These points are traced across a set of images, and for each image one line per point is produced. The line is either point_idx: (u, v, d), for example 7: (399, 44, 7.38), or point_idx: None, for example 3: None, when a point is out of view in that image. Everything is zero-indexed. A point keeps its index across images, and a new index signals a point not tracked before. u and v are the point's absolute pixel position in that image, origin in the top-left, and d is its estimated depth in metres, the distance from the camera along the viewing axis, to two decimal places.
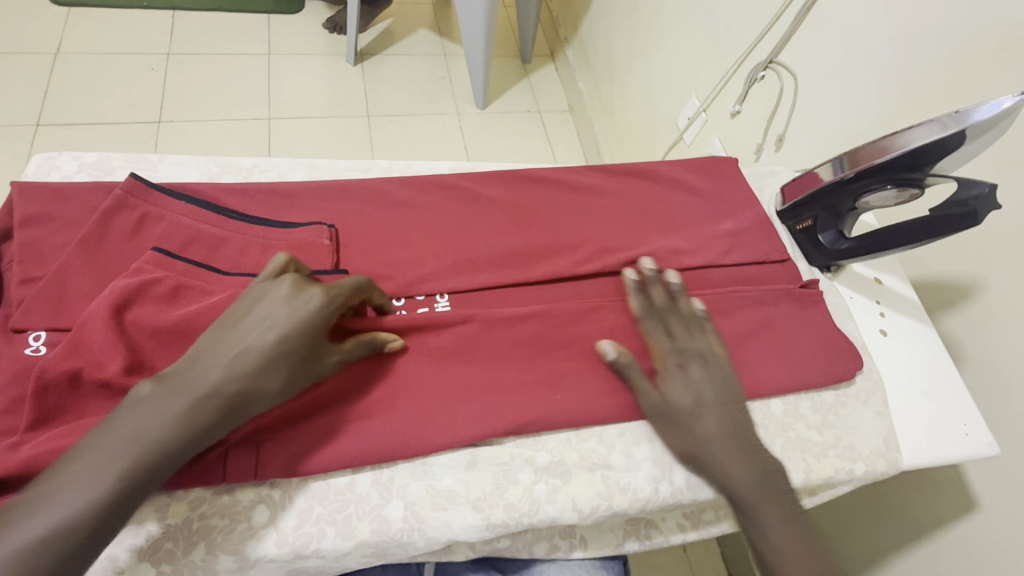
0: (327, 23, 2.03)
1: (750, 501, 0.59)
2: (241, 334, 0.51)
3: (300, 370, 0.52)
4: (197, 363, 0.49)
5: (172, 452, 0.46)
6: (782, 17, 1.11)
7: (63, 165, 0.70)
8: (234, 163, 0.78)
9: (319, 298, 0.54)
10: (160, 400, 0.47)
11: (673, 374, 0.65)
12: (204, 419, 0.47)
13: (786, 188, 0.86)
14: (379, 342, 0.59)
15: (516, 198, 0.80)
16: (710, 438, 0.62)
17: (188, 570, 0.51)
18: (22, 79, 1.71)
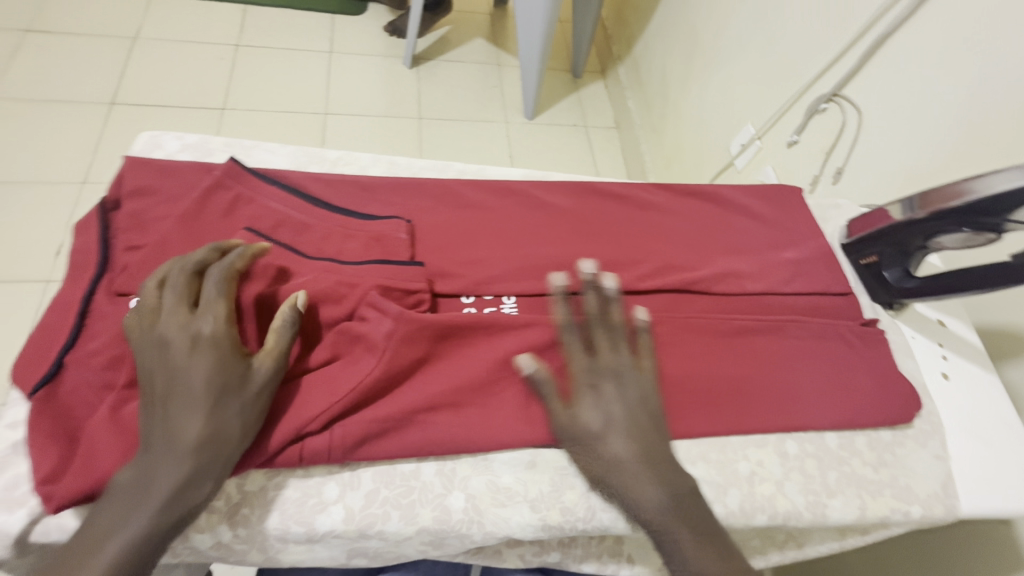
0: (388, 27, 2.11)
1: (660, 536, 0.53)
2: (180, 394, 0.50)
3: (246, 395, 0.52)
4: (149, 441, 0.49)
5: (162, 531, 0.47)
6: (850, 51, 1.11)
7: (167, 144, 0.75)
8: (319, 154, 0.82)
9: (211, 325, 0.53)
10: (131, 489, 0.47)
11: (590, 395, 0.58)
12: (184, 492, 0.48)
13: (853, 223, 0.86)
14: (289, 312, 0.56)
15: (583, 209, 0.82)
16: (622, 471, 0.55)
17: (261, 536, 0.54)
18: (101, 60, 1.81)
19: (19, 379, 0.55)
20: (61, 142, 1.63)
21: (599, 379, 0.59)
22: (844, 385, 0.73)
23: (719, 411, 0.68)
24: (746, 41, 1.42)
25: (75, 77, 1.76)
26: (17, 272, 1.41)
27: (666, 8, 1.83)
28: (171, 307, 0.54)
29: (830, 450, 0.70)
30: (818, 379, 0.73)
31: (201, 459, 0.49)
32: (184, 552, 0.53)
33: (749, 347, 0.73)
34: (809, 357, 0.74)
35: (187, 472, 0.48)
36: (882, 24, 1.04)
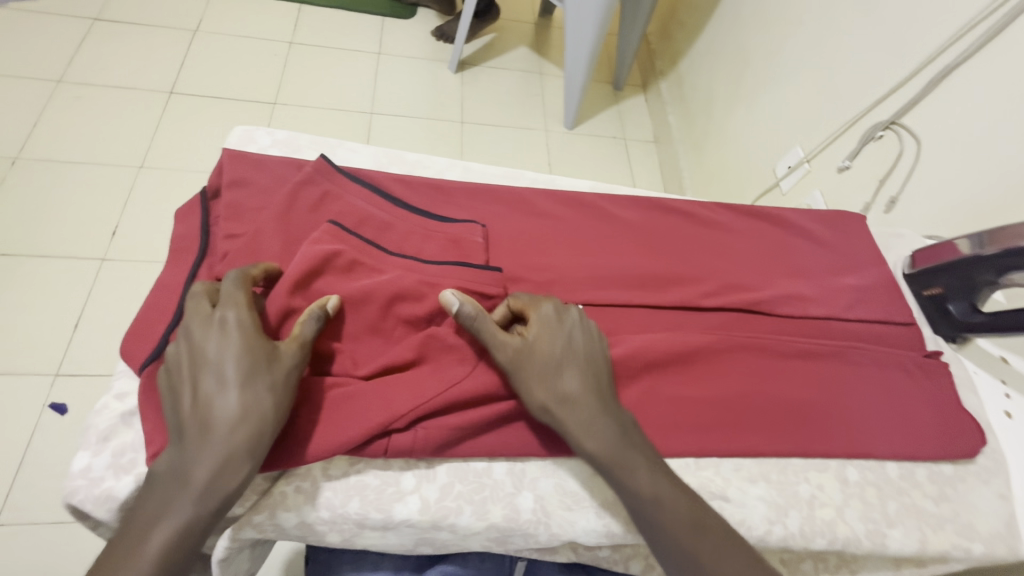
0: (436, 32, 2.14)
1: (614, 465, 0.54)
2: (210, 379, 0.51)
3: (276, 375, 0.52)
4: (184, 429, 0.50)
5: (206, 514, 0.48)
6: (912, 80, 1.10)
7: (259, 139, 0.81)
8: (399, 156, 0.86)
9: (233, 312, 0.54)
10: (172, 478, 0.48)
11: (545, 322, 0.60)
12: (221, 476, 0.48)
13: (917, 253, 0.86)
14: (318, 310, 0.57)
15: (648, 223, 0.83)
16: (575, 399, 0.57)
17: (343, 520, 0.56)
18: (161, 50, 1.85)
19: (130, 353, 0.59)
20: (120, 127, 1.67)
21: (558, 307, 0.62)
22: (906, 415, 0.73)
23: (781, 434, 0.68)
24: (799, 64, 1.42)
25: (135, 65, 1.80)
26: (73, 250, 1.44)
27: (715, 27, 1.84)
28: (194, 308, 0.55)
29: (890, 480, 0.70)
30: (881, 408, 0.73)
31: (236, 442, 0.49)
32: (269, 529, 0.56)
33: (811, 371, 0.74)
34: (872, 385, 0.74)
35: (223, 456, 0.48)
36: (948, 55, 1.03)
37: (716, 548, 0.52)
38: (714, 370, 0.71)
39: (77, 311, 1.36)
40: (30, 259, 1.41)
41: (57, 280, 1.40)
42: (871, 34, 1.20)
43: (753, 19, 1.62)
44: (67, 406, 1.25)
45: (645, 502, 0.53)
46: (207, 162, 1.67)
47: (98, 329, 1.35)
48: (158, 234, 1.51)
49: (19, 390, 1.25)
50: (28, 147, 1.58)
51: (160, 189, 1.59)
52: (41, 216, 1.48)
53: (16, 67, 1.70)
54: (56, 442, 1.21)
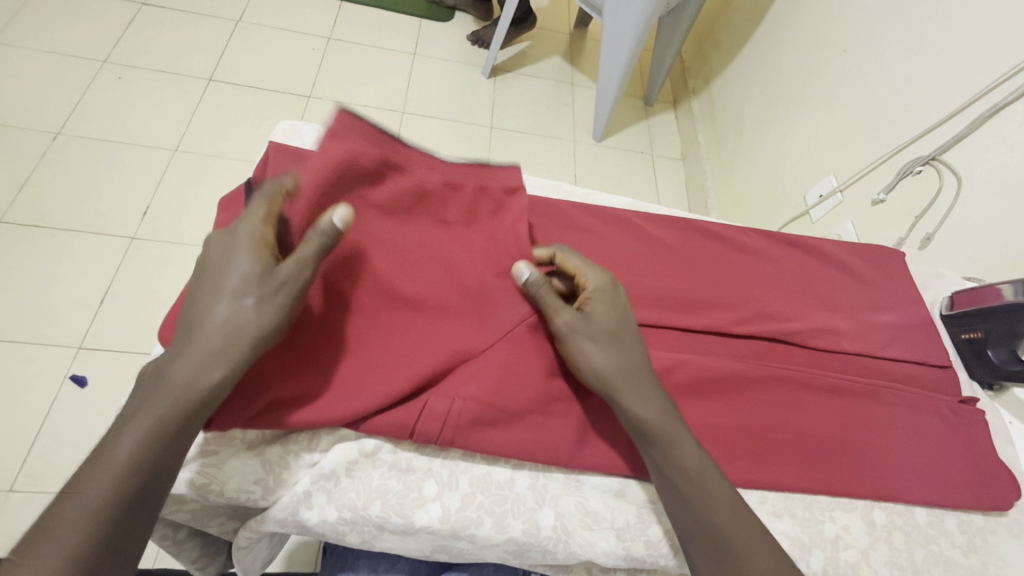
0: (472, 36, 2.15)
1: (665, 435, 0.58)
2: (206, 286, 0.53)
3: (263, 291, 0.52)
4: (184, 331, 0.52)
5: (182, 413, 0.50)
6: (957, 116, 1.08)
7: (305, 135, 0.84)
8: None
9: (246, 223, 0.55)
10: (158, 376, 0.51)
11: (604, 295, 0.63)
12: (198, 377, 0.50)
13: (957, 295, 0.84)
14: (323, 230, 0.54)
15: (683, 244, 0.82)
16: (634, 370, 0.61)
17: (363, 521, 0.56)
18: (204, 37, 1.89)
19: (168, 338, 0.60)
20: (158, 110, 1.70)
21: (612, 281, 0.65)
22: (938, 461, 0.71)
23: (808, 470, 0.67)
24: (839, 93, 1.40)
25: (178, 51, 1.83)
26: (104, 227, 1.47)
27: (752, 49, 1.82)
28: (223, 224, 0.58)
29: (918, 526, 0.68)
30: (912, 452, 0.71)
31: (215, 346, 0.51)
32: (291, 524, 0.57)
33: (843, 408, 0.72)
34: (905, 428, 0.72)
35: (204, 358, 0.51)
36: (996, 95, 1.01)
37: (749, 531, 0.54)
38: (744, 398, 0.70)
39: (104, 287, 1.39)
40: (63, 232, 1.44)
41: (87, 255, 1.42)
42: (915, 68, 1.18)
43: (793, 44, 1.60)
44: (87, 378, 1.27)
45: (693, 475, 0.56)
46: (240, 149, 1.70)
47: (123, 306, 1.38)
48: (187, 217, 1.54)
49: (43, 360, 1.28)
50: (70, 123, 1.62)
51: (193, 173, 1.62)
52: (76, 191, 1.51)
53: (63, 45, 1.74)
54: (75, 414, 1.23)
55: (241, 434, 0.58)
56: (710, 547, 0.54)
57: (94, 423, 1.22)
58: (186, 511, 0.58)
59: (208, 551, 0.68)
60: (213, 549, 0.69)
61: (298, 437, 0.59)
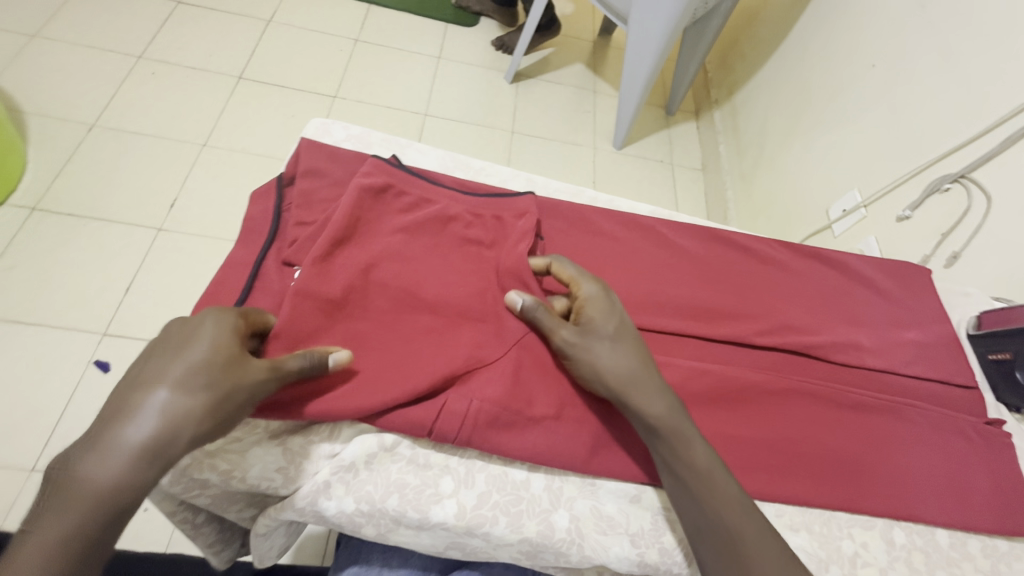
0: (496, 41, 2.17)
1: (676, 434, 0.58)
2: (147, 370, 0.48)
3: (224, 383, 0.49)
4: (105, 422, 0.46)
5: (100, 517, 0.44)
6: (988, 135, 1.06)
7: (335, 133, 0.87)
8: (465, 161, 0.91)
9: (213, 318, 0.52)
10: (66, 478, 0.44)
11: (597, 301, 0.64)
12: (122, 474, 0.44)
13: (985, 315, 0.83)
14: (315, 355, 0.55)
15: (705, 254, 0.82)
16: (638, 374, 0.60)
17: (381, 514, 0.57)
18: (235, 36, 1.93)
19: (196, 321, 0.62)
20: (189, 105, 1.75)
21: (602, 287, 0.65)
22: (961, 483, 0.69)
23: (827, 486, 0.66)
24: (865, 107, 1.38)
25: (209, 48, 1.88)
26: (132, 217, 1.51)
27: (777, 62, 1.81)
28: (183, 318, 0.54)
29: (940, 548, 0.67)
30: (935, 472, 0.69)
31: (145, 438, 0.45)
32: (309, 514, 0.57)
33: (864, 425, 0.71)
34: (927, 447, 0.71)
35: (128, 454, 0.45)
36: None
37: (759, 529, 0.54)
38: (762, 410, 0.69)
39: (130, 276, 1.43)
40: (92, 221, 1.48)
41: (115, 244, 1.46)
42: (946, 85, 1.16)
43: (818, 58, 1.59)
44: (110, 364, 1.30)
45: (703, 470, 0.56)
46: (266, 145, 1.73)
47: (147, 295, 1.41)
48: (213, 211, 1.57)
49: (69, 345, 1.31)
50: (104, 116, 1.67)
51: (219, 168, 1.66)
52: (108, 182, 1.55)
53: (101, 40, 1.80)
54: (96, 398, 1.26)
55: (264, 423, 0.59)
56: (725, 545, 0.53)
57: None
58: (207, 496, 0.59)
59: (224, 536, 0.69)
60: (228, 535, 0.70)
61: (319, 429, 0.60)
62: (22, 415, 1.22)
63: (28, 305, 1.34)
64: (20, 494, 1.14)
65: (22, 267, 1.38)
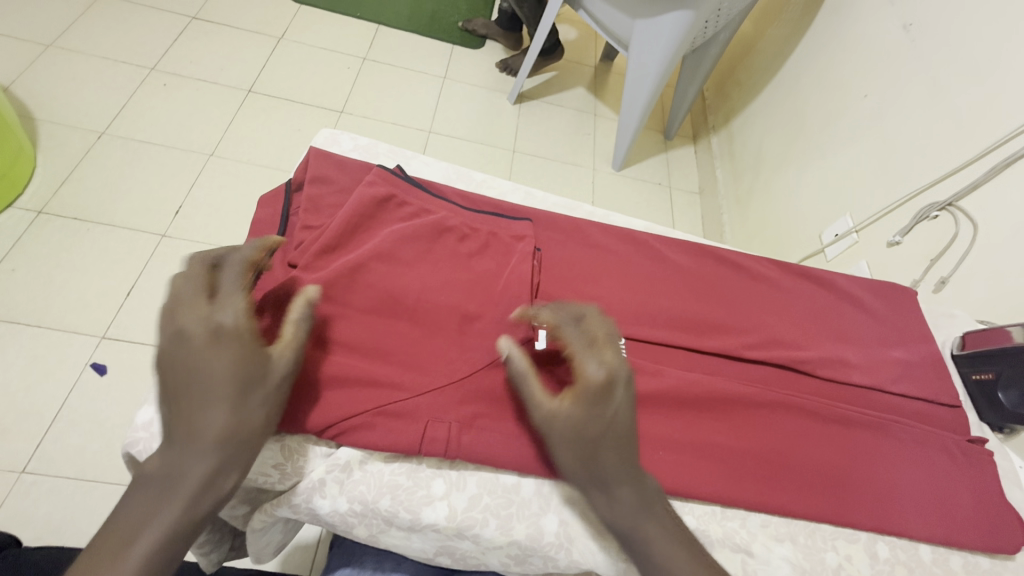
0: (500, 64, 2.24)
1: (635, 535, 0.53)
2: (202, 396, 0.49)
3: (269, 389, 0.53)
4: (175, 433, 0.49)
5: (192, 522, 0.48)
6: (973, 165, 1.10)
7: (343, 143, 0.91)
8: (467, 175, 0.94)
9: (230, 313, 0.52)
10: (158, 484, 0.48)
11: (591, 400, 0.54)
12: (211, 484, 0.49)
13: (968, 335, 0.85)
14: (304, 309, 0.57)
15: (697, 268, 0.85)
16: (608, 477, 0.53)
17: (374, 513, 0.59)
18: (248, 51, 1.99)
19: None
20: (199, 116, 1.79)
21: (607, 380, 0.55)
22: (946, 500, 0.71)
23: (812, 498, 0.67)
24: (857, 137, 1.43)
25: (221, 63, 1.93)
26: (137, 223, 1.54)
27: (772, 91, 1.87)
28: (190, 301, 0.52)
29: (922, 562, 0.68)
30: (918, 487, 0.71)
31: (231, 455, 0.50)
32: (304, 511, 0.59)
33: (849, 439, 0.72)
34: (912, 463, 0.72)
35: (216, 471, 0.49)
36: (1012, 146, 1.03)
37: None
38: (748, 423, 0.71)
39: (132, 280, 1.44)
40: (98, 226, 1.51)
41: (118, 248, 1.49)
42: (933, 118, 1.21)
43: (812, 87, 1.65)
44: (106, 367, 1.31)
45: None
46: (272, 156, 1.77)
47: (148, 300, 1.42)
48: (217, 219, 1.60)
49: (67, 347, 1.32)
50: (114, 124, 1.71)
51: (225, 177, 1.69)
52: (113, 188, 1.58)
53: (116, 52, 1.85)
54: (91, 401, 1.27)
55: None
56: None
57: (110, 412, 1.26)
58: None
59: (214, 537, 0.69)
60: (218, 536, 0.70)
61: None
62: (15, 417, 1.22)
63: (28, 307, 1.36)
64: (8, 495, 1.14)
65: (24, 268, 1.40)
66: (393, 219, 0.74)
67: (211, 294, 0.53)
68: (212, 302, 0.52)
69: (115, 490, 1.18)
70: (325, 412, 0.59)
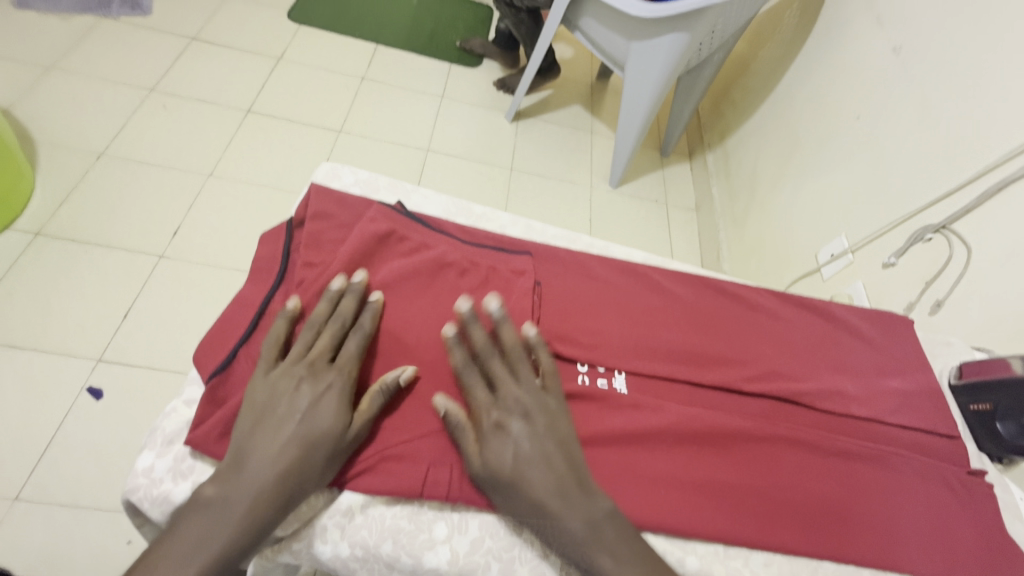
0: (498, 83, 2.26)
1: (588, 560, 0.56)
2: (276, 437, 0.56)
3: (338, 449, 0.58)
4: (246, 460, 0.55)
5: (235, 548, 0.51)
6: (964, 189, 1.11)
7: (345, 177, 0.91)
8: (467, 207, 0.95)
9: (342, 380, 0.61)
10: (217, 500, 0.52)
11: (492, 438, 0.59)
12: (261, 515, 0.53)
13: (966, 365, 0.85)
14: (389, 384, 0.61)
15: (696, 300, 0.85)
16: (546, 506, 0.57)
17: (376, 557, 0.59)
18: (247, 72, 2.01)
19: (201, 365, 0.66)
20: (198, 137, 1.80)
21: (502, 419, 0.60)
22: (947, 534, 0.70)
23: (814, 535, 0.67)
24: (852, 157, 1.44)
25: (220, 84, 1.95)
26: (135, 245, 1.54)
27: (767, 111, 1.89)
28: (314, 355, 0.62)
29: None
30: (919, 521, 0.71)
31: (277, 503, 0.54)
32: (308, 557, 0.60)
33: (850, 473, 0.72)
34: (913, 497, 0.72)
35: (257, 514, 0.52)
36: (1003, 171, 1.04)
37: None
38: (750, 457, 0.71)
39: (128, 303, 1.44)
40: (95, 248, 1.51)
41: (115, 271, 1.48)
42: (925, 141, 1.22)
43: (805, 108, 1.67)
44: (102, 392, 1.30)
45: None
46: (271, 177, 1.78)
47: (144, 323, 1.42)
48: (215, 240, 1.60)
49: (63, 371, 1.31)
50: (114, 145, 1.71)
51: (224, 198, 1.69)
52: (111, 209, 1.58)
53: (116, 73, 1.86)
54: (86, 427, 1.25)
55: None
56: None
57: (105, 439, 1.25)
58: None
59: None
60: None
61: None
62: (8, 443, 1.21)
63: (24, 329, 1.35)
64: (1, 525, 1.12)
65: (21, 291, 1.40)
66: (393, 256, 0.75)
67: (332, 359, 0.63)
68: (330, 366, 0.62)
69: (109, 517, 1.17)
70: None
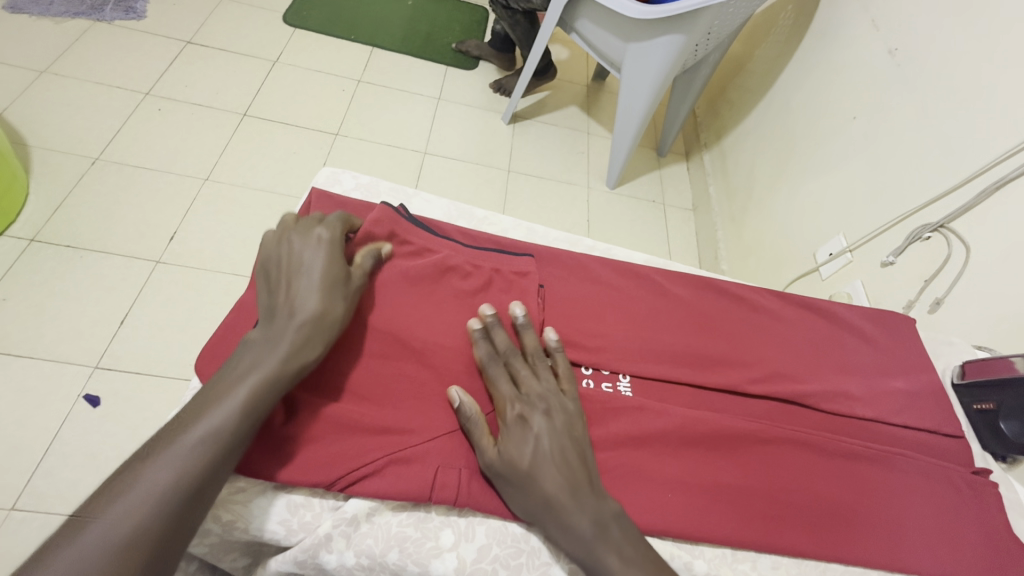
0: (494, 85, 2.25)
1: (594, 563, 0.55)
2: (292, 286, 0.62)
3: (349, 289, 0.64)
4: (274, 312, 0.60)
5: (279, 383, 0.56)
6: (960, 189, 1.12)
7: (345, 182, 0.91)
8: (469, 210, 0.95)
9: (329, 234, 0.67)
10: (258, 342, 0.58)
11: (513, 432, 0.60)
12: (298, 353, 0.58)
13: (968, 365, 0.85)
14: (375, 251, 0.71)
15: (699, 302, 0.85)
16: (555, 503, 0.56)
17: (382, 567, 0.59)
18: (242, 75, 2.00)
19: (202, 373, 0.65)
20: (194, 141, 1.79)
21: (524, 413, 0.61)
22: (953, 534, 0.71)
23: (822, 538, 0.67)
24: (849, 155, 1.44)
25: (216, 87, 1.94)
26: (132, 250, 1.52)
27: (763, 110, 1.90)
28: (299, 224, 0.68)
29: None
30: (926, 522, 0.71)
31: (311, 342, 0.59)
32: (311, 568, 0.58)
33: (856, 474, 0.72)
34: (919, 498, 0.72)
35: (296, 349, 0.58)
36: (1000, 169, 1.05)
37: None
38: (757, 460, 0.71)
39: (126, 308, 1.43)
40: (91, 253, 1.49)
41: (112, 276, 1.47)
42: (924, 140, 1.22)
43: (801, 107, 1.67)
44: (100, 399, 1.29)
45: None
46: (267, 181, 1.77)
47: (141, 328, 1.40)
48: (212, 244, 1.59)
49: (60, 378, 1.30)
50: (109, 150, 1.70)
51: (220, 202, 1.68)
52: (107, 214, 1.57)
53: (110, 77, 1.85)
54: (83, 434, 1.24)
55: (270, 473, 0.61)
56: None
57: (103, 445, 1.24)
58: (206, 545, 0.61)
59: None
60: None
61: None
62: (3, 452, 1.19)
63: (19, 337, 1.33)
64: None
65: (16, 298, 1.38)
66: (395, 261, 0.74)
67: (316, 224, 0.69)
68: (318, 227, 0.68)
69: None
70: (336, 464, 0.59)
